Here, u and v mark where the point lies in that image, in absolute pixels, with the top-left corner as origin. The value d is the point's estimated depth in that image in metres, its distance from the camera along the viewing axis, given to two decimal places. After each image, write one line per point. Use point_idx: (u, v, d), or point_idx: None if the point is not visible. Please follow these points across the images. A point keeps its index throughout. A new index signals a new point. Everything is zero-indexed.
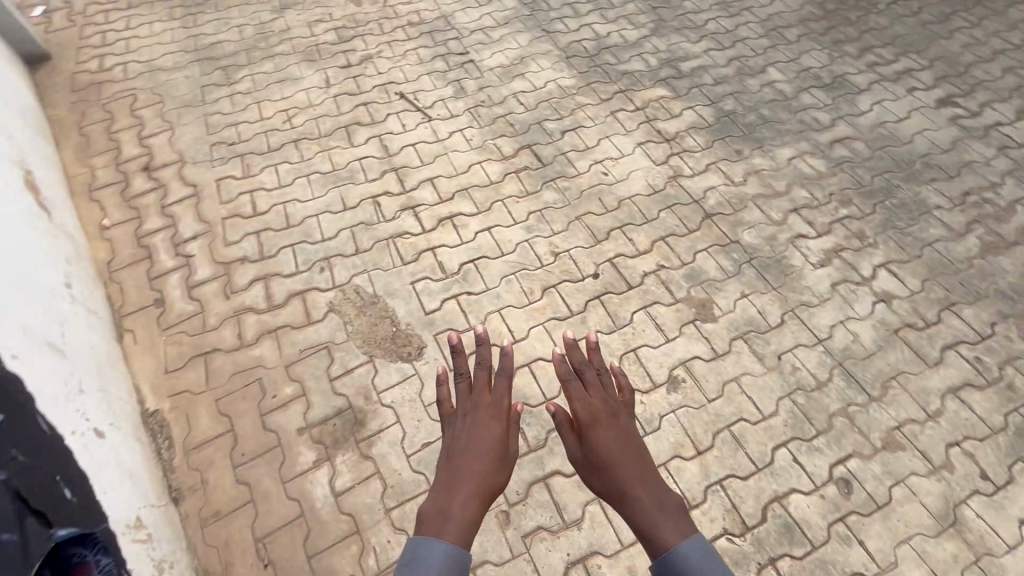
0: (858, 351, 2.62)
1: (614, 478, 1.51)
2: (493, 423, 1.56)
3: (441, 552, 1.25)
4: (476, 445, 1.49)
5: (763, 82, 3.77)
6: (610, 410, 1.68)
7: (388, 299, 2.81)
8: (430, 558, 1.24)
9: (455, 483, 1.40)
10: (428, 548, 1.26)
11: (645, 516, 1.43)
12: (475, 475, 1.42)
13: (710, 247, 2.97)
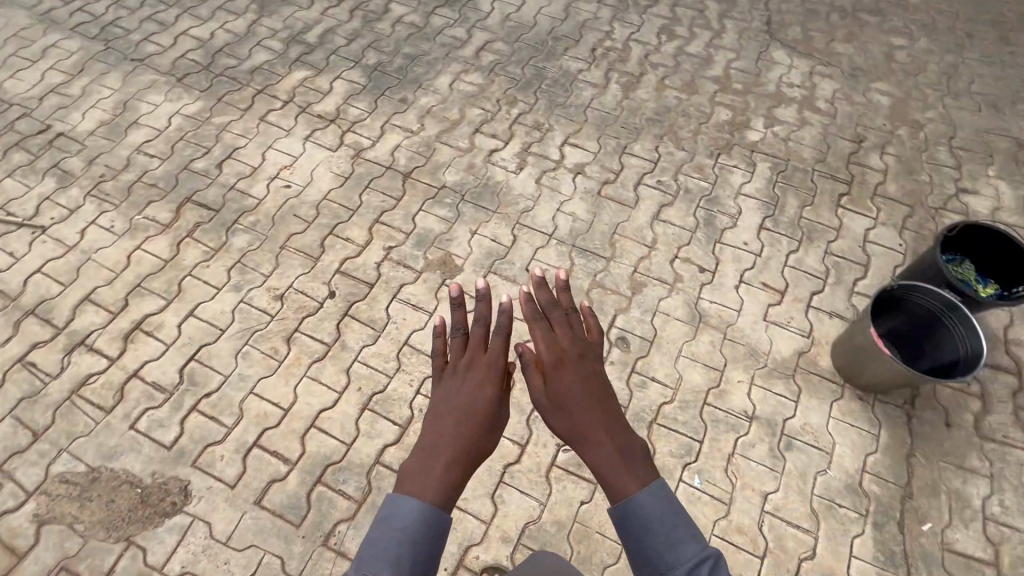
0: (581, 226, 2.84)
1: (585, 428, 1.30)
2: (480, 380, 1.33)
3: (407, 529, 1.15)
4: (461, 412, 1.28)
5: (393, 22, 3.69)
6: (581, 353, 1.40)
7: (112, 463, 2.23)
8: (397, 534, 1.14)
9: (431, 453, 1.24)
10: (396, 523, 1.16)
11: (608, 474, 1.27)
12: (455, 439, 1.26)
13: (424, 205, 2.92)
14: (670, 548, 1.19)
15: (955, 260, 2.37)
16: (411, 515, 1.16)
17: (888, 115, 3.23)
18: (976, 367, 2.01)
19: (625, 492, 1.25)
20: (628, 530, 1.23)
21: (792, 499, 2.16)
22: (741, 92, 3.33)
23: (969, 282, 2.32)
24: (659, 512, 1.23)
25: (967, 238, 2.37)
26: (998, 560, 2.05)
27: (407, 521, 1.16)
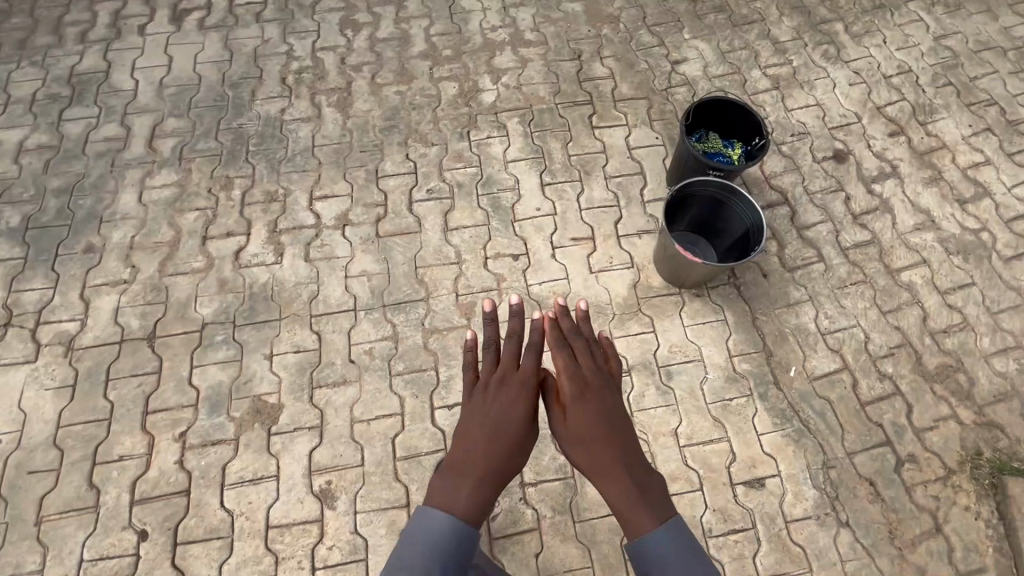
0: (380, 281, 2.50)
1: (607, 452, 1.40)
2: (512, 395, 1.46)
3: (440, 533, 1.20)
4: (495, 430, 1.39)
5: (15, 156, 2.76)
6: (604, 384, 1.54)
7: None
8: (429, 537, 1.19)
9: (464, 466, 1.33)
10: (429, 527, 1.20)
11: (628, 507, 1.32)
12: (485, 455, 1.35)
13: (191, 359, 2.32)
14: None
15: (700, 140, 2.54)
16: (442, 520, 1.22)
17: (588, 20, 3.27)
18: (761, 235, 2.19)
19: (647, 527, 1.28)
20: (645, 566, 1.25)
21: (697, 421, 2.26)
22: (454, 56, 3.10)
23: (720, 154, 2.50)
24: (680, 548, 1.25)
25: (700, 116, 2.54)
26: (847, 362, 2.39)
27: (439, 529, 1.20)
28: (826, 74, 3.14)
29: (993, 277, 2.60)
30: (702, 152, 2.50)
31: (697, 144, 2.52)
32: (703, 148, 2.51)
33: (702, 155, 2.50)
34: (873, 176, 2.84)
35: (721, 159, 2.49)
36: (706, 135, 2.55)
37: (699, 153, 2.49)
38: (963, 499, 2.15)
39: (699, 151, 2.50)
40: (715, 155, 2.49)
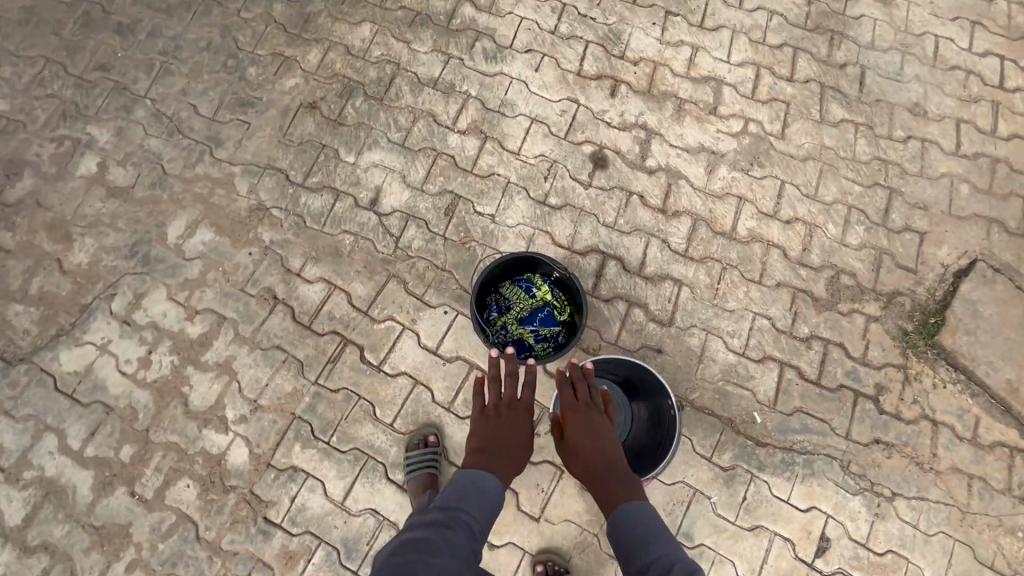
0: None
1: (593, 457, 1.65)
2: (520, 423, 1.81)
3: (477, 486, 1.65)
4: (510, 430, 1.79)
5: None
6: (595, 410, 1.75)
7: None
8: (473, 484, 1.65)
9: (488, 452, 1.75)
10: (470, 485, 1.64)
11: (609, 495, 1.59)
12: (502, 444, 1.77)
13: None
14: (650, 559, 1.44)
15: (505, 315, 1.98)
16: (478, 482, 1.66)
17: (234, 239, 2.26)
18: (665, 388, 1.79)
19: (619, 504, 1.57)
20: (615, 537, 1.54)
21: (743, 548, 2.06)
22: (140, 447, 2.03)
23: (535, 313, 1.97)
24: (644, 524, 1.52)
25: (483, 294, 1.98)
26: (779, 360, 2.26)
27: (479, 490, 1.64)
28: (507, 75, 2.54)
29: (789, 161, 2.51)
30: (519, 329, 1.97)
31: (506, 324, 1.97)
32: (517, 323, 1.97)
33: (522, 332, 1.96)
34: (639, 152, 2.48)
35: (542, 320, 1.96)
36: (506, 303, 1.99)
37: (519, 335, 1.96)
38: (928, 381, 2.26)
39: (516, 330, 1.97)
40: (533, 321, 1.96)
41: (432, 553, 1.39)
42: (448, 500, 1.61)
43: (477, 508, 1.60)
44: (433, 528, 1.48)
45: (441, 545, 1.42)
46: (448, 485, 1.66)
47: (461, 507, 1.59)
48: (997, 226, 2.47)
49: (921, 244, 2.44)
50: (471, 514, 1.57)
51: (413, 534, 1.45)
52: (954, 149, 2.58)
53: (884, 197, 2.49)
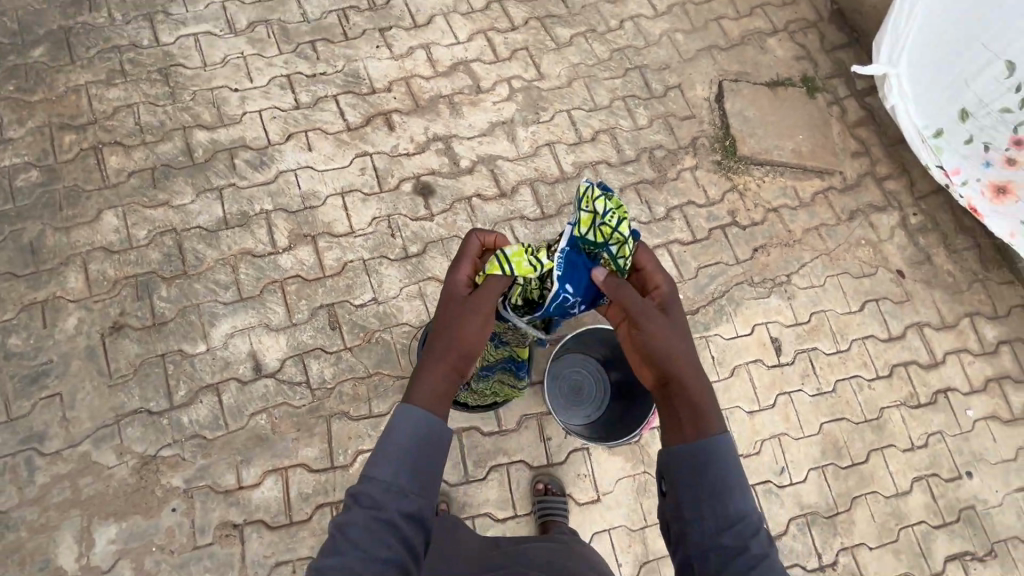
0: None
1: (679, 366, 1.20)
2: (475, 325, 1.24)
3: (421, 434, 1.15)
4: (457, 345, 1.21)
5: None
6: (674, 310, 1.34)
7: None
8: (400, 426, 1.14)
9: (432, 372, 1.19)
10: (402, 433, 1.13)
11: (679, 425, 1.17)
12: (464, 354, 1.21)
13: None
14: (719, 509, 1.08)
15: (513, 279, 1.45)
16: (424, 424, 1.15)
17: (144, 511, 1.90)
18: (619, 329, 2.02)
19: (699, 443, 1.13)
20: (704, 458, 1.12)
21: (737, 391, 2.42)
22: None
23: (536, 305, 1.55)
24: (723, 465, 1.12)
25: (626, 224, 1.42)
26: (662, 245, 2.59)
27: (430, 443, 1.15)
28: (289, 170, 2.39)
29: (560, 93, 2.78)
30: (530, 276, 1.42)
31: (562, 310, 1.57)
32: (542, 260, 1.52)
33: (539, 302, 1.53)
34: (450, 161, 2.55)
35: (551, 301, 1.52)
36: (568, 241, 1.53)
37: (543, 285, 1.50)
38: (754, 185, 2.77)
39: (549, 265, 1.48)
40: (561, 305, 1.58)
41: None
42: (385, 455, 1.12)
43: (395, 466, 1.11)
44: (367, 538, 1.04)
45: (381, 556, 1.03)
46: (385, 431, 1.13)
47: (385, 466, 1.12)
48: (716, 49, 3.02)
49: (684, 93, 2.90)
50: (384, 482, 1.10)
51: (344, 562, 1.02)
52: (654, 12, 3.06)
53: (638, 77, 2.89)
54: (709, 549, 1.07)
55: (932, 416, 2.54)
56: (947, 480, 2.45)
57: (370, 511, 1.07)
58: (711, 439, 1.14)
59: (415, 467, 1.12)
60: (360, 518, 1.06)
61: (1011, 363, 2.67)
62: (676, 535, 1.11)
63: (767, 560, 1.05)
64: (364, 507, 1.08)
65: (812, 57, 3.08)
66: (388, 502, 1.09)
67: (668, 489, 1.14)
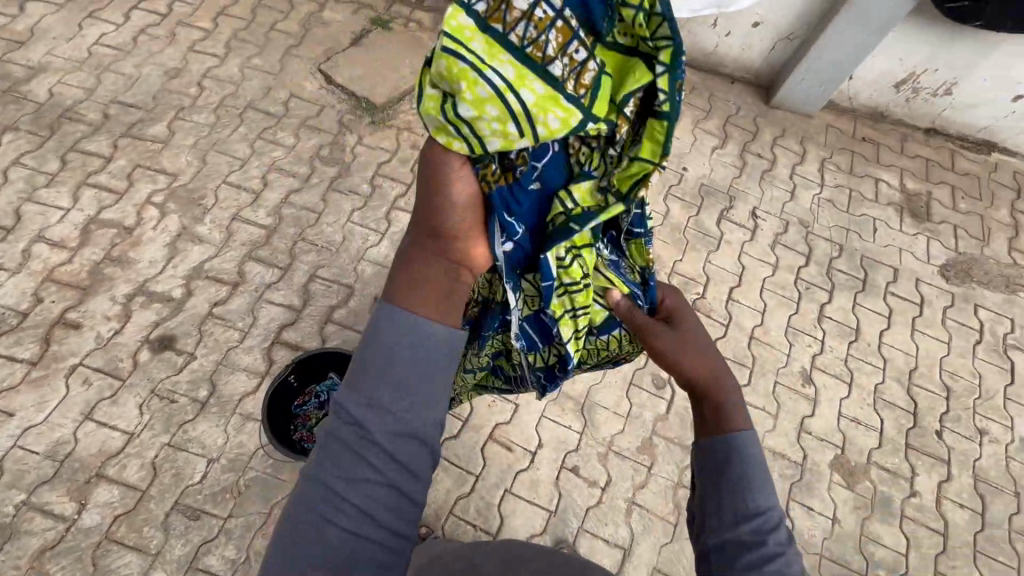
0: None
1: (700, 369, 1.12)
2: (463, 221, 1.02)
3: (411, 349, 0.96)
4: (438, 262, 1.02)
5: None
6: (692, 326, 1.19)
7: (1005, 293, 3.09)
8: (387, 340, 0.96)
9: (416, 279, 1.00)
10: (383, 350, 0.95)
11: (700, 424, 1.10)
12: (445, 248, 1.02)
13: (905, 562, 2.34)
14: (740, 506, 0.98)
15: (469, 133, 0.92)
16: (407, 330, 0.97)
17: None
18: None
19: (725, 436, 1.05)
20: (722, 448, 1.04)
21: None
22: None
23: (516, 209, 1.04)
24: (743, 462, 1.02)
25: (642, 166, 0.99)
26: (389, 210, 2.81)
27: (418, 354, 0.96)
28: (12, 449, 2.04)
29: (205, 174, 2.74)
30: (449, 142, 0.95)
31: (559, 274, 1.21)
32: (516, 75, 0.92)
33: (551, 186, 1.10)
34: (162, 302, 2.38)
35: (505, 225, 1.04)
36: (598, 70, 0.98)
37: (512, 160, 1.00)
38: (411, 118, 3.13)
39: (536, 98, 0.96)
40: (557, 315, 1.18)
41: (343, 495, 0.88)
42: (365, 365, 0.95)
43: (379, 384, 0.94)
44: (347, 458, 0.90)
45: (366, 477, 0.89)
46: (363, 338, 0.97)
47: (366, 384, 0.94)
48: (294, 49, 3.22)
49: (303, 98, 3.08)
50: (374, 401, 0.93)
51: (327, 485, 0.88)
52: (220, 58, 3.11)
53: (257, 114, 2.98)
54: (721, 538, 0.97)
55: None
56: (677, 182, 3.20)
57: (354, 428, 0.91)
58: (737, 434, 1.05)
59: (406, 399, 0.94)
60: (340, 436, 0.91)
61: None
62: (698, 528, 1.02)
63: (782, 558, 0.94)
64: (349, 423, 0.92)
65: (365, 6, 3.48)
66: (378, 416, 0.92)
67: (696, 481, 1.06)
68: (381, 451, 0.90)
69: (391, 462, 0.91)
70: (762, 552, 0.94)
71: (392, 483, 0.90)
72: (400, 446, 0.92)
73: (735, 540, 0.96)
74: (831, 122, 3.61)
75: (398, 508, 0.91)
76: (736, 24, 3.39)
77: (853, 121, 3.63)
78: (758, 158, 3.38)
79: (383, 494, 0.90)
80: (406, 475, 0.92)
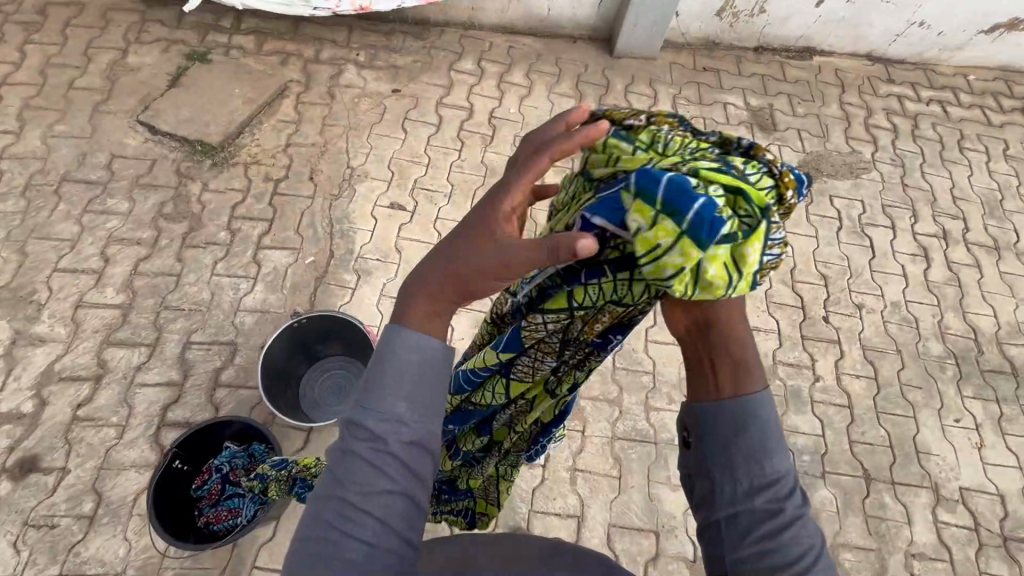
0: (656, 472, 2.36)
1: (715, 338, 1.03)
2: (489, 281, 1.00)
3: (422, 365, 0.95)
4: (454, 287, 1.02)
5: None
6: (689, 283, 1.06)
7: (850, 179, 3.42)
8: (401, 362, 0.94)
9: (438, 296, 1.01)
10: (398, 370, 0.93)
11: (693, 388, 1.03)
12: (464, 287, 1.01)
13: (823, 441, 2.55)
14: (757, 473, 0.92)
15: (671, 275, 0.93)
16: (420, 352, 0.95)
17: None
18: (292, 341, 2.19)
19: (725, 402, 0.97)
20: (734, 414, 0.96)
21: (414, 254, 2.75)
22: None
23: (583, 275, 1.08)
24: (757, 430, 0.95)
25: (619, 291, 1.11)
26: (256, 251, 2.64)
27: (426, 369, 0.95)
28: None
29: (31, 267, 2.43)
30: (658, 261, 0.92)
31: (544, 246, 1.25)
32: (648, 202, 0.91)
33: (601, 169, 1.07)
34: (13, 421, 2.11)
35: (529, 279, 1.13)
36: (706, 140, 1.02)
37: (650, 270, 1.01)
38: (257, 150, 2.94)
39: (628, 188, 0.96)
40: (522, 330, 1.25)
41: (361, 509, 0.88)
42: (377, 384, 0.93)
43: (393, 401, 0.92)
44: (365, 471, 0.89)
45: (383, 488, 0.89)
46: (375, 356, 0.95)
47: (379, 401, 0.92)
48: (103, 105, 2.91)
49: (127, 155, 2.79)
50: (388, 417, 0.92)
51: (344, 502, 0.88)
52: (17, 135, 2.76)
53: (77, 185, 2.67)
54: (738, 511, 0.91)
55: (502, 134, 3.27)
56: None
57: (364, 444, 0.91)
58: (742, 400, 0.97)
59: (416, 414, 0.93)
60: (355, 451, 0.91)
61: (495, 68, 3.56)
62: (703, 495, 0.95)
63: (806, 537, 0.89)
64: (359, 439, 0.91)
65: (175, 42, 3.20)
66: (391, 431, 0.91)
67: (693, 442, 0.99)
68: (394, 463, 0.91)
69: (405, 473, 0.91)
70: (772, 516, 0.90)
71: (405, 492, 0.91)
72: (410, 459, 0.92)
73: (756, 518, 0.90)
74: (671, 60, 3.79)
75: (410, 519, 0.91)
76: None
77: (690, 55, 3.84)
78: (615, 108, 3.49)
79: (397, 507, 0.90)
80: (416, 483, 0.92)
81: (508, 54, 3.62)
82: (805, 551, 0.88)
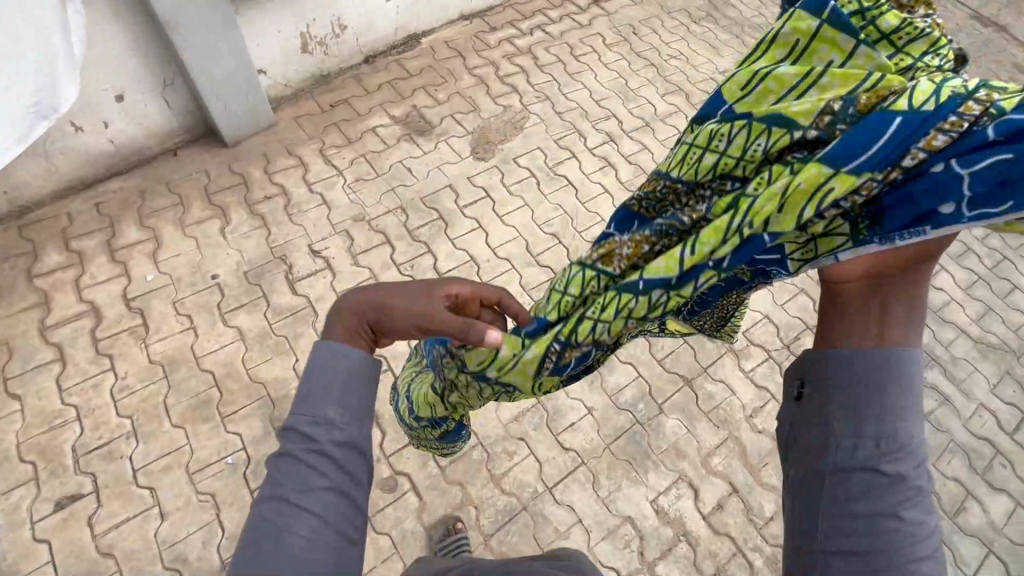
0: (541, 533, 2.20)
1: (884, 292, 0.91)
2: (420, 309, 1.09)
3: (347, 366, 1.01)
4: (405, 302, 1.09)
5: (953, 479, 2.57)
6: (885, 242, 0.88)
7: (522, 134, 3.55)
8: (335, 368, 1.00)
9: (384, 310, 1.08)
10: (333, 372, 0.99)
11: (835, 332, 0.94)
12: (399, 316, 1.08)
13: (643, 378, 2.62)
14: (881, 430, 0.87)
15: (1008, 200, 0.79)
16: (337, 358, 1.01)
17: None
18: None
19: (874, 354, 0.90)
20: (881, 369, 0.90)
21: (132, 538, 2.01)
22: None
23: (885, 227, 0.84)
24: (892, 385, 0.89)
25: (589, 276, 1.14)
26: None
27: (354, 374, 1.00)
28: None
29: None
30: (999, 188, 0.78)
31: (711, 170, 0.98)
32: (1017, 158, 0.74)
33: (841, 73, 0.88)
34: None
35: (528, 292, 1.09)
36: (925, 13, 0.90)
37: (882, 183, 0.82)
38: None
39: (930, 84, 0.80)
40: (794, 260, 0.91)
41: (298, 510, 0.85)
42: (310, 394, 0.97)
43: (331, 400, 0.97)
44: (305, 474, 0.88)
45: (317, 484, 0.88)
46: (307, 371, 0.99)
47: (319, 399, 0.96)
48: None
49: None
50: (327, 416, 0.95)
51: (282, 510, 0.85)
52: None
53: None
54: (854, 469, 0.85)
55: (155, 311, 2.54)
56: (219, 295, 2.62)
57: (301, 450, 0.91)
58: (885, 355, 0.89)
59: (348, 409, 0.97)
60: (295, 456, 0.90)
61: (95, 239, 2.72)
62: (810, 447, 0.91)
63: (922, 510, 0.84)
64: (297, 451, 0.91)
65: None
66: (330, 429, 0.94)
67: (815, 392, 0.93)
68: (330, 461, 0.91)
69: (338, 466, 0.91)
70: (887, 485, 0.83)
71: (336, 487, 0.89)
72: (349, 458, 0.93)
73: (872, 484, 0.84)
74: (298, 114, 3.38)
75: (340, 517, 0.88)
76: (99, 110, 2.68)
77: (315, 99, 3.48)
78: (270, 200, 2.99)
79: (331, 497, 0.88)
80: (349, 477, 0.92)
81: (101, 213, 2.80)
82: (922, 533, 0.82)
